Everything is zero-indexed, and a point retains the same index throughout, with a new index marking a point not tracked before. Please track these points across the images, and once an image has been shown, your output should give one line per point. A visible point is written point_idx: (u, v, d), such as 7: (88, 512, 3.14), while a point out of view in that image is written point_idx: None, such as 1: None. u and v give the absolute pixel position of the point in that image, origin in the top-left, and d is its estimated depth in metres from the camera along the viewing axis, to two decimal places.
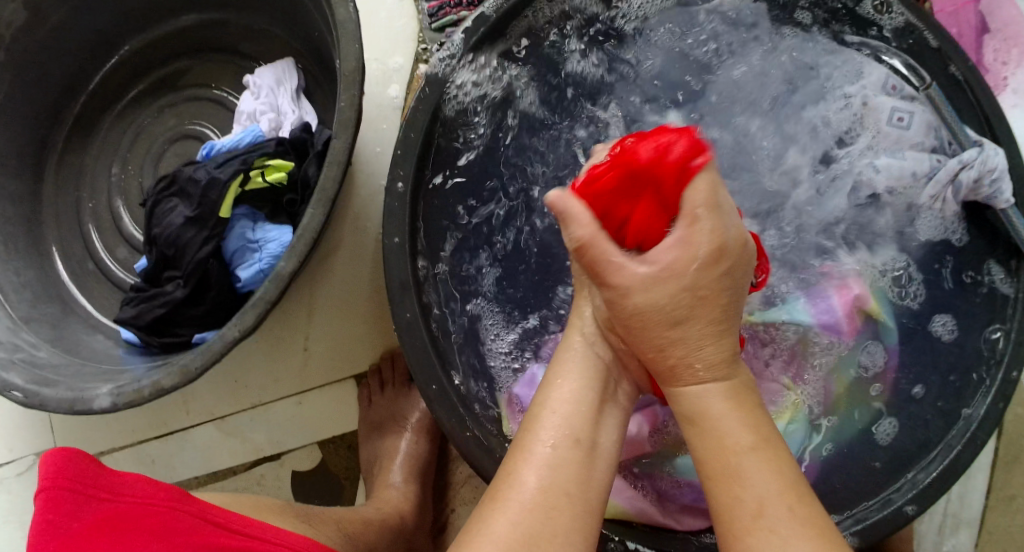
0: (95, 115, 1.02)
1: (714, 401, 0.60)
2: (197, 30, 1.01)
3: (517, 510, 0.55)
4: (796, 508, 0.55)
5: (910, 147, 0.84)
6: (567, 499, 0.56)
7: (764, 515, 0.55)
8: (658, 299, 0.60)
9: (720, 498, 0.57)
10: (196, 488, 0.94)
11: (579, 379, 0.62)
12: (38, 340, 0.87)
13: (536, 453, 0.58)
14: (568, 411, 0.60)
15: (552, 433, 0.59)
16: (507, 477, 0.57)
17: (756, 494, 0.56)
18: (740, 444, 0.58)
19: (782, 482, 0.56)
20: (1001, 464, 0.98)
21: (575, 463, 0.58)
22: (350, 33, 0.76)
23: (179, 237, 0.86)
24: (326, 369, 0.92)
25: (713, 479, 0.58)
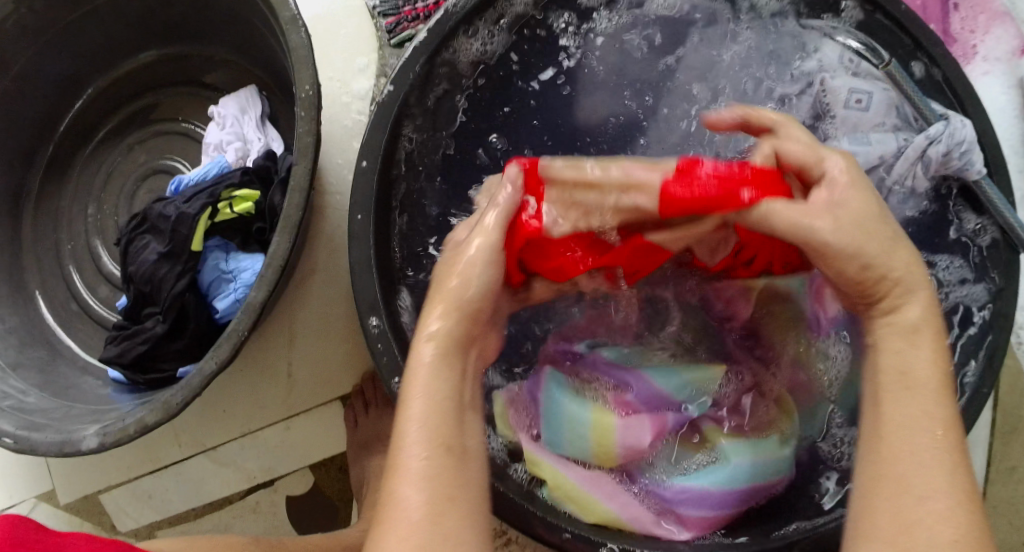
0: (68, 156, 1.03)
1: (921, 319, 0.62)
2: (159, 65, 1.02)
3: (396, 529, 0.55)
4: (958, 451, 0.58)
5: (871, 128, 0.83)
6: (452, 506, 0.56)
7: (942, 436, 0.58)
8: (894, 264, 0.63)
9: (908, 412, 0.59)
10: (193, 519, 0.94)
11: (429, 388, 0.60)
12: (26, 385, 0.87)
13: (409, 467, 0.57)
14: (427, 416, 0.58)
15: (424, 445, 0.58)
16: (388, 495, 0.57)
17: (935, 421, 0.58)
18: (929, 373, 0.60)
19: (952, 425, 0.59)
20: (999, 436, 0.97)
21: (449, 471, 0.57)
22: (303, 59, 0.75)
23: (154, 273, 0.86)
24: (312, 392, 0.93)
25: (878, 430, 0.60)
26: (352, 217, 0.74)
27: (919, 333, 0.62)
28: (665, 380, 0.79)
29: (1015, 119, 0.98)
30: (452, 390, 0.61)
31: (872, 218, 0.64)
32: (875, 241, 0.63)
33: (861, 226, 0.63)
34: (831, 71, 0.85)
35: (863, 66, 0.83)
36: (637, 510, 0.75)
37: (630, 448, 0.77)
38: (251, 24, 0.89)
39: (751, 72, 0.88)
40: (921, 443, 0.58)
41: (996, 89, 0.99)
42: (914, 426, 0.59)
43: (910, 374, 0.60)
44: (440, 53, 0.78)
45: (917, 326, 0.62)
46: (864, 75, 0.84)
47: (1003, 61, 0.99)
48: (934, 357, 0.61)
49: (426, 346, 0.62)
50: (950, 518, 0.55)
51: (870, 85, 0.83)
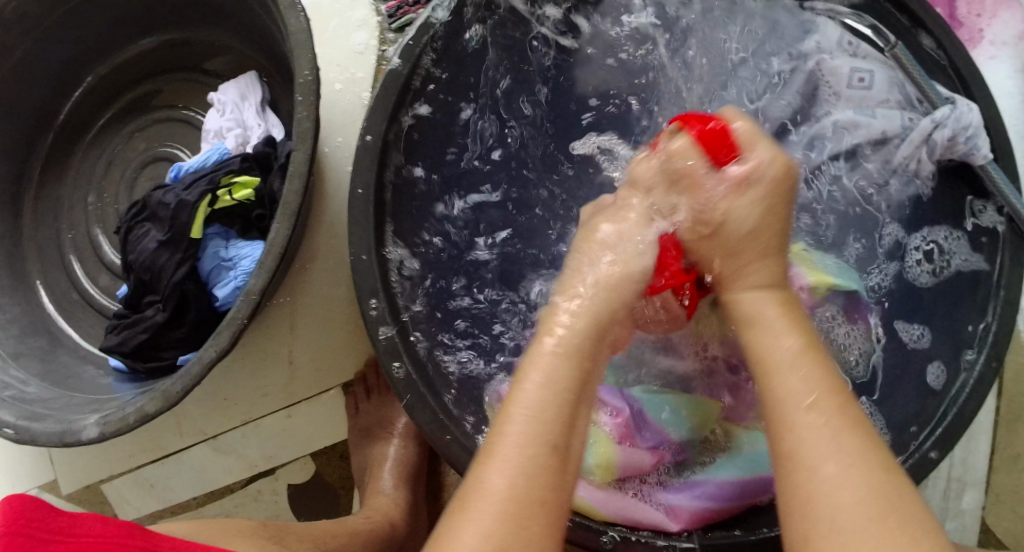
0: (68, 145, 1.02)
1: (767, 311, 0.64)
2: (159, 52, 1.01)
3: (480, 520, 0.54)
4: (845, 419, 0.57)
5: (875, 105, 0.83)
6: (539, 504, 0.55)
7: (815, 414, 0.57)
8: (763, 274, 0.66)
9: (783, 387, 0.59)
10: (196, 508, 0.94)
11: (552, 385, 0.60)
12: (27, 375, 0.87)
13: (501, 453, 0.57)
14: (535, 407, 0.59)
15: (520, 447, 0.57)
16: (473, 480, 0.57)
17: (805, 394, 0.58)
18: (794, 353, 0.61)
19: (830, 393, 0.58)
20: (1003, 425, 0.96)
21: (547, 470, 0.56)
22: (302, 44, 0.74)
23: (154, 261, 0.86)
24: (313, 380, 0.92)
25: (772, 405, 0.59)
26: (352, 203, 0.74)
27: (767, 335, 0.62)
28: (655, 409, 0.82)
29: (1022, 104, 0.97)
30: (571, 393, 0.60)
31: (762, 208, 0.67)
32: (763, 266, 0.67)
33: (759, 245, 0.67)
34: (831, 51, 0.84)
35: (862, 47, 0.82)
36: (637, 507, 0.75)
37: (631, 466, 0.78)
38: (250, 9, 0.88)
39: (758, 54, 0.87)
40: (805, 432, 0.57)
41: (1003, 74, 0.98)
42: (783, 433, 0.58)
43: (767, 360, 0.61)
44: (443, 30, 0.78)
45: (770, 329, 0.63)
46: (864, 56, 0.82)
47: (1010, 45, 0.98)
48: (802, 356, 0.60)
49: (547, 337, 0.64)
50: (855, 476, 0.54)
51: (871, 62, 0.82)
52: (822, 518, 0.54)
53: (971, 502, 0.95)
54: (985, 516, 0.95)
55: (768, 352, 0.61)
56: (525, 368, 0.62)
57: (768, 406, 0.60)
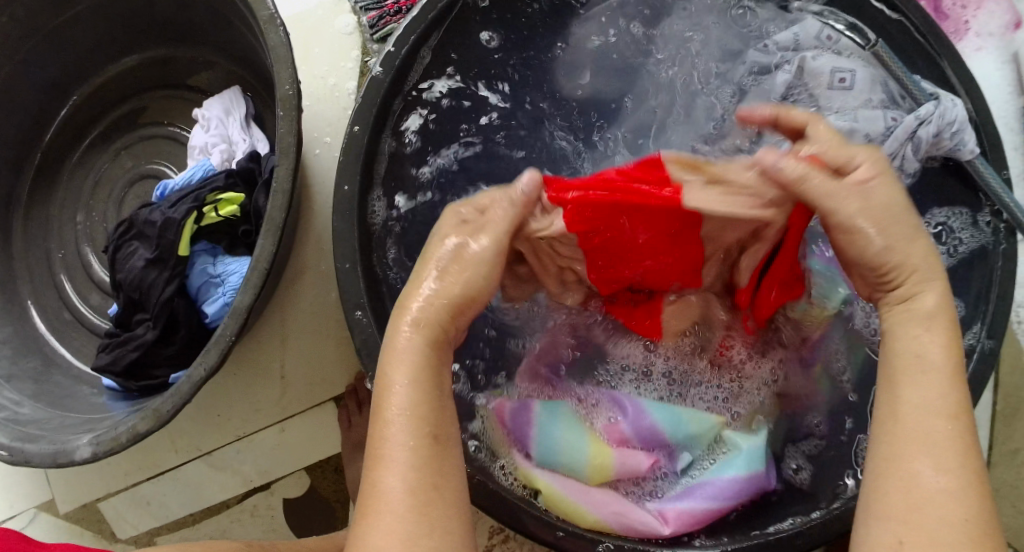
0: (55, 165, 1.02)
1: (918, 333, 0.59)
2: (143, 69, 1.01)
3: (385, 523, 0.55)
4: (959, 439, 0.55)
5: (857, 107, 0.81)
6: (437, 491, 0.56)
7: (947, 430, 0.56)
8: (891, 258, 0.61)
9: (907, 397, 0.57)
10: (191, 525, 0.94)
11: (412, 369, 0.59)
12: (20, 396, 0.87)
13: (395, 457, 0.56)
14: (410, 402, 0.58)
15: (405, 439, 0.57)
16: (370, 484, 0.57)
17: (941, 405, 0.56)
18: (939, 366, 0.58)
19: (953, 413, 0.56)
20: (1002, 419, 0.96)
21: (431, 459, 0.57)
22: (283, 59, 0.74)
23: (143, 279, 0.86)
24: (306, 393, 0.92)
25: (894, 417, 0.57)
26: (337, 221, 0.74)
27: (932, 345, 0.59)
28: (662, 414, 0.78)
29: (1010, 95, 0.97)
30: (437, 375, 0.60)
31: (889, 192, 0.62)
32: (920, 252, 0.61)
33: (888, 238, 0.61)
34: (810, 53, 0.82)
35: (841, 42, 0.82)
36: (630, 516, 0.74)
37: (626, 471, 0.76)
38: (232, 23, 0.88)
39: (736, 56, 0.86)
40: (919, 461, 0.55)
41: (990, 65, 0.97)
42: (889, 464, 0.56)
43: (901, 368, 0.59)
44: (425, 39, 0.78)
45: (931, 339, 0.59)
46: (845, 53, 0.82)
47: (996, 37, 0.97)
48: (940, 381, 0.57)
49: (403, 327, 0.61)
50: (954, 487, 0.54)
51: (850, 63, 0.81)
52: (923, 528, 0.53)
53: None
54: None
55: (915, 358, 0.58)
56: (383, 350, 0.62)
57: (885, 418, 0.58)
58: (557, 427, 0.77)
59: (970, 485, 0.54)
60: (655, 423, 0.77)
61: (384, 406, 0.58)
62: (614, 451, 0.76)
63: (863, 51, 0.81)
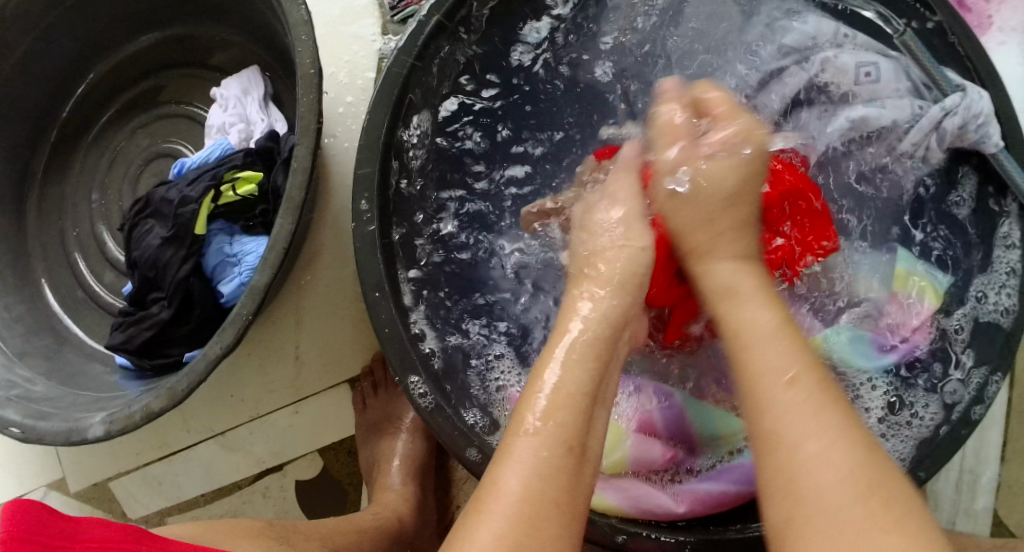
0: (71, 143, 1.02)
1: (758, 312, 0.61)
2: (161, 47, 1.01)
3: (498, 521, 0.53)
4: (839, 410, 0.56)
5: (889, 97, 0.81)
6: (554, 505, 0.54)
7: (794, 390, 0.56)
8: (757, 314, 0.61)
9: (775, 394, 0.57)
10: (202, 506, 0.94)
11: (579, 360, 0.61)
12: (33, 374, 0.87)
13: (520, 454, 0.56)
14: (552, 405, 0.58)
15: (545, 416, 0.58)
16: (490, 483, 0.56)
17: (806, 409, 0.55)
18: (781, 364, 0.58)
19: (811, 372, 0.57)
20: (1016, 416, 0.95)
21: (564, 467, 0.56)
22: (304, 38, 0.73)
23: (158, 258, 0.86)
24: (320, 375, 0.92)
25: (755, 393, 0.58)
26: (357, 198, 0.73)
27: (750, 322, 0.61)
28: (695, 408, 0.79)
29: None
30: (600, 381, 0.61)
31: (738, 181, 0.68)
32: (732, 245, 0.66)
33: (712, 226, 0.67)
34: (825, 43, 0.83)
35: (857, 38, 0.82)
36: (647, 500, 0.73)
37: (641, 462, 0.77)
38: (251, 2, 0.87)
39: (753, 47, 0.86)
40: (821, 421, 0.55)
41: (1014, 60, 0.96)
42: (760, 414, 0.57)
43: (735, 332, 0.62)
44: (461, 9, 0.77)
45: (749, 324, 0.61)
46: (862, 47, 0.82)
47: (1020, 31, 0.96)
48: (775, 333, 0.60)
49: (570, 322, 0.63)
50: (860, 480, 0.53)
51: (873, 56, 0.81)
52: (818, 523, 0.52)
53: (984, 495, 0.94)
54: (998, 510, 0.94)
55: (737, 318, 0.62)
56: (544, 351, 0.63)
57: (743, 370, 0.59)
58: None
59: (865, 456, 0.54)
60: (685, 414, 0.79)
61: (529, 398, 0.60)
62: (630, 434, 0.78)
63: (884, 45, 0.81)
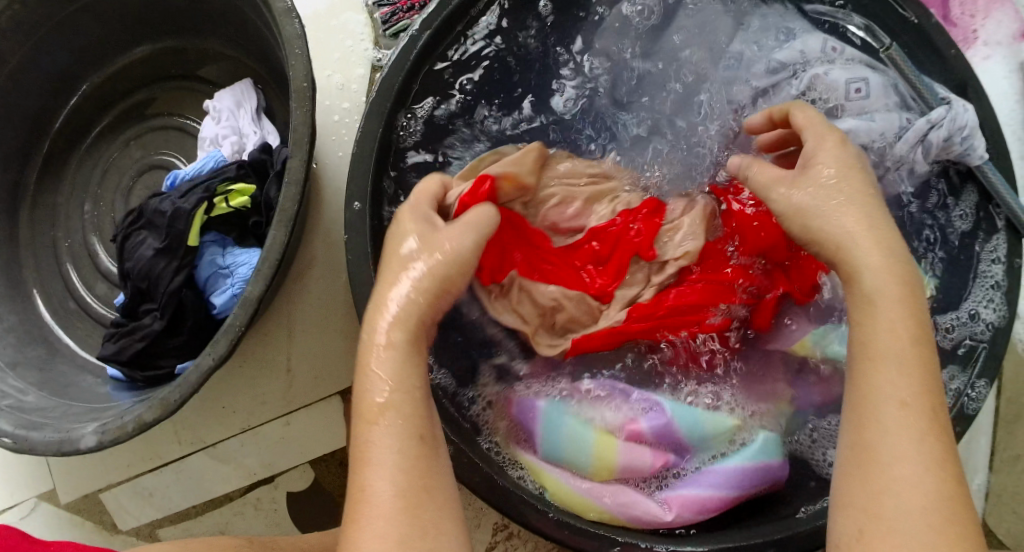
0: (63, 154, 1.02)
1: (891, 322, 0.61)
2: (155, 59, 1.01)
3: (375, 523, 0.58)
4: (933, 422, 0.59)
5: (879, 110, 0.81)
6: (427, 494, 0.60)
7: (902, 408, 0.59)
8: (881, 275, 0.63)
9: (891, 422, 0.59)
10: (194, 517, 0.94)
11: (409, 340, 0.64)
12: (25, 385, 0.87)
13: (378, 458, 0.60)
14: (404, 387, 0.62)
15: (396, 406, 0.62)
16: (359, 488, 0.60)
17: (924, 447, 0.58)
18: (896, 348, 0.61)
19: (929, 411, 0.59)
20: (1003, 425, 0.96)
21: (422, 460, 0.60)
22: (298, 51, 0.74)
23: (151, 269, 0.86)
24: (311, 387, 0.92)
25: (867, 419, 0.60)
26: (349, 206, 0.74)
27: (870, 278, 0.63)
28: (682, 415, 0.78)
29: (1016, 104, 0.97)
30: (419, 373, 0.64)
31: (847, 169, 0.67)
32: (847, 215, 0.65)
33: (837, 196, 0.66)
34: (813, 57, 0.84)
35: (847, 51, 0.83)
36: (637, 507, 0.74)
37: (630, 470, 0.77)
38: (244, 15, 0.88)
39: (743, 57, 0.87)
40: (912, 416, 0.59)
41: (998, 74, 0.98)
42: (874, 374, 0.61)
43: (869, 303, 0.63)
44: (452, 19, 0.78)
45: (866, 274, 0.63)
46: (852, 59, 0.83)
47: (1004, 46, 0.98)
48: (896, 315, 0.62)
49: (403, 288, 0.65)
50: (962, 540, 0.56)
51: (863, 71, 0.82)
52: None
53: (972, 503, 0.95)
54: (986, 518, 0.95)
55: (863, 283, 0.63)
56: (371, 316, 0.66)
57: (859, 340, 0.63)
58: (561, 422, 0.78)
59: (940, 450, 0.59)
60: (674, 424, 0.78)
61: (363, 401, 0.62)
62: (619, 438, 0.77)
63: (872, 58, 0.82)
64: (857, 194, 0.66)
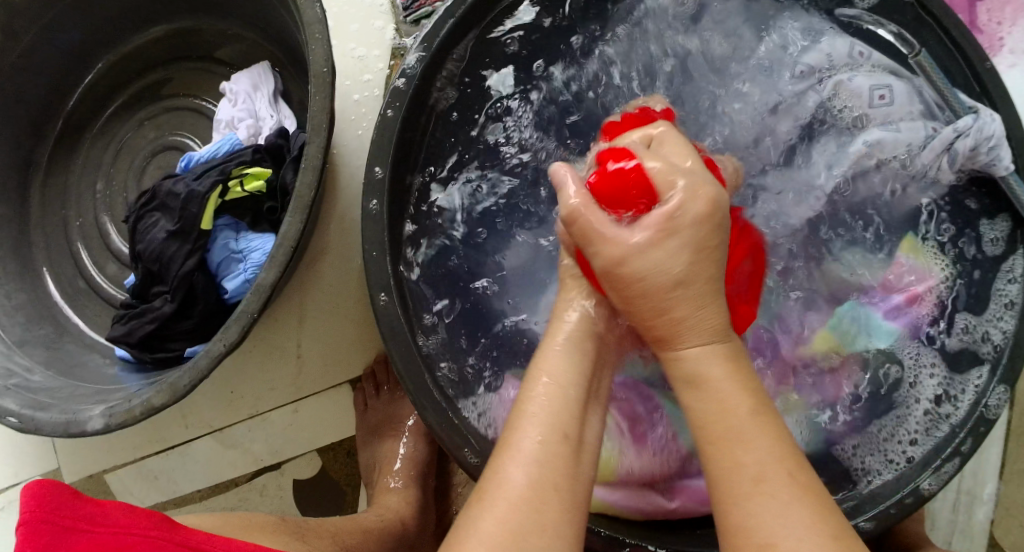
0: (76, 133, 1.01)
1: (702, 317, 0.60)
2: (172, 39, 1.00)
3: (495, 509, 0.55)
4: (775, 433, 0.57)
5: (901, 120, 0.81)
6: (554, 493, 0.56)
7: (708, 367, 0.59)
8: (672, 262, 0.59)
9: (702, 407, 0.58)
10: (199, 501, 0.93)
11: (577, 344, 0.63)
12: (32, 364, 0.86)
13: (523, 449, 0.57)
14: (557, 394, 0.60)
15: (540, 428, 0.58)
16: (494, 472, 0.57)
17: (728, 400, 0.58)
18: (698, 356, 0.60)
19: (759, 407, 0.58)
20: (1015, 437, 0.95)
21: (558, 457, 0.57)
22: (318, 37, 0.73)
23: (163, 251, 0.85)
24: (321, 374, 0.92)
25: (696, 387, 0.59)
26: (366, 207, 0.73)
27: (661, 259, 0.59)
28: None
29: None
30: (581, 378, 0.62)
31: (706, 232, 0.60)
32: (664, 245, 0.59)
33: (697, 234, 0.60)
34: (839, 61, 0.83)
35: (874, 56, 0.82)
36: (640, 499, 0.73)
37: (639, 462, 0.76)
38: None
39: (766, 61, 0.85)
40: (709, 399, 0.59)
41: None
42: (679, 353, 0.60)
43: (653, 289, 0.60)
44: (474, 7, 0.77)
45: (640, 253, 0.59)
46: (877, 65, 0.82)
47: None
48: (703, 308, 0.60)
49: (568, 317, 0.64)
50: (778, 494, 0.55)
51: (887, 78, 0.81)
52: (766, 527, 0.54)
53: (982, 512, 0.95)
54: (994, 529, 0.95)
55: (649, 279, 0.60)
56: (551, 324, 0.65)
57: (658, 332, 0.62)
58: None
59: (792, 466, 0.56)
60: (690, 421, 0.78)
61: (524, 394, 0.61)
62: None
63: (898, 64, 0.81)
64: (706, 236, 0.60)
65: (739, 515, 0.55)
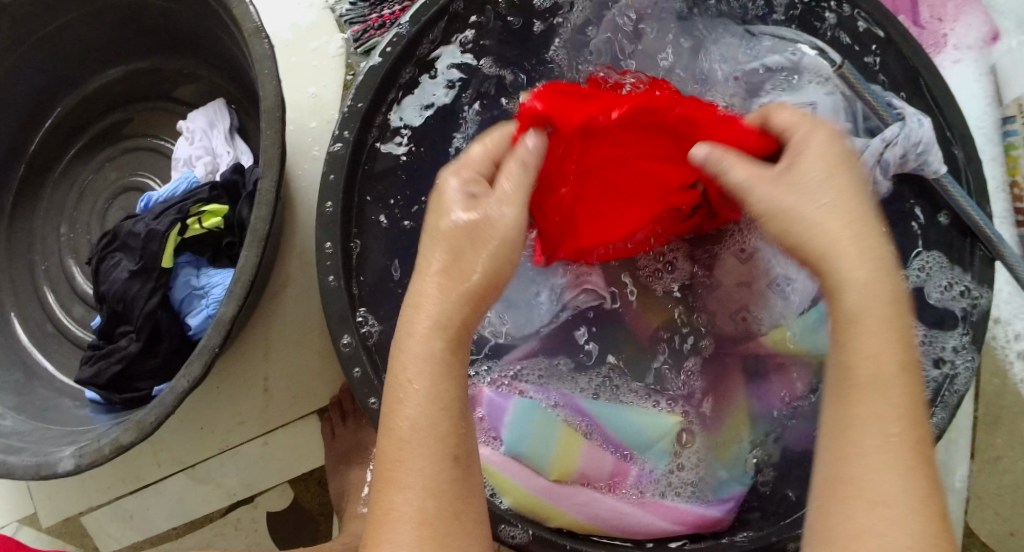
0: (38, 178, 1.02)
1: (857, 301, 0.54)
2: (128, 81, 1.01)
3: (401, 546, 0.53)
4: (908, 439, 0.53)
5: None
6: (453, 522, 0.54)
7: (876, 433, 0.53)
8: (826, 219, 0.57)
9: (857, 409, 0.53)
10: (175, 539, 0.93)
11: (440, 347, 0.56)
12: (3, 409, 0.86)
13: (406, 477, 0.54)
14: (430, 384, 0.55)
15: (433, 451, 0.54)
16: (382, 510, 0.54)
17: (891, 423, 0.53)
18: (867, 362, 0.54)
19: (914, 425, 0.53)
20: (983, 427, 0.96)
21: (453, 482, 0.54)
22: (267, 72, 0.74)
23: (126, 291, 0.86)
24: (289, 406, 0.92)
25: (844, 386, 0.54)
26: (321, 208, 0.74)
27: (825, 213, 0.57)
28: (637, 421, 0.79)
29: (987, 108, 0.98)
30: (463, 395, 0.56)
31: (824, 166, 0.58)
32: (808, 208, 0.57)
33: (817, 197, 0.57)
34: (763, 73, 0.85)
35: (804, 59, 0.83)
36: (595, 506, 0.75)
37: (591, 469, 0.77)
38: (214, 34, 0.88)
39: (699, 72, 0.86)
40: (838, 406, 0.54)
41: (969, 77, 0.99)
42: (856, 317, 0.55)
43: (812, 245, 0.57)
44: (418, 36, 0.78)
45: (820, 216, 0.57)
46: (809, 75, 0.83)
47: (974, 50, 0.99)
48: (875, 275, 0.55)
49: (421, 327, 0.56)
50: (895, 518, 0.51)
51: (811, 95, 0.82)
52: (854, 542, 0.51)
53: (954, 505, 0.95)
54: (968, 520, 0.95)
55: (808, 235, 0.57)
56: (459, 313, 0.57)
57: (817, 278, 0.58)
58: (529, 418, 0.78)
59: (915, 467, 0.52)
60: (627, 433, 0.79)
61: (394, 416, 0.55)
62: (586, 443, 0.78)
63: (827, 75, 0.82)
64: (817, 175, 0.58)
65: (846, 524, 0.52)
